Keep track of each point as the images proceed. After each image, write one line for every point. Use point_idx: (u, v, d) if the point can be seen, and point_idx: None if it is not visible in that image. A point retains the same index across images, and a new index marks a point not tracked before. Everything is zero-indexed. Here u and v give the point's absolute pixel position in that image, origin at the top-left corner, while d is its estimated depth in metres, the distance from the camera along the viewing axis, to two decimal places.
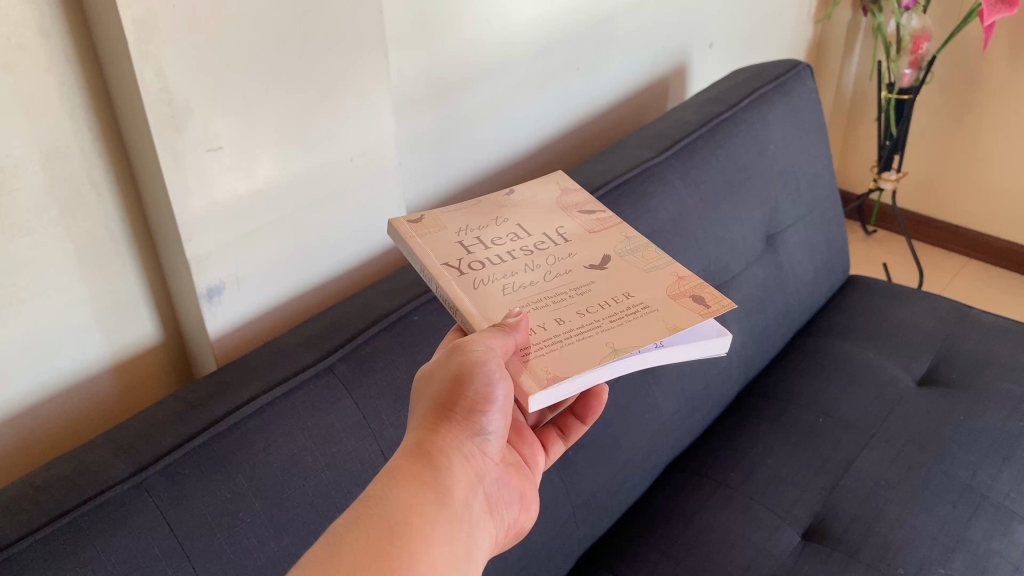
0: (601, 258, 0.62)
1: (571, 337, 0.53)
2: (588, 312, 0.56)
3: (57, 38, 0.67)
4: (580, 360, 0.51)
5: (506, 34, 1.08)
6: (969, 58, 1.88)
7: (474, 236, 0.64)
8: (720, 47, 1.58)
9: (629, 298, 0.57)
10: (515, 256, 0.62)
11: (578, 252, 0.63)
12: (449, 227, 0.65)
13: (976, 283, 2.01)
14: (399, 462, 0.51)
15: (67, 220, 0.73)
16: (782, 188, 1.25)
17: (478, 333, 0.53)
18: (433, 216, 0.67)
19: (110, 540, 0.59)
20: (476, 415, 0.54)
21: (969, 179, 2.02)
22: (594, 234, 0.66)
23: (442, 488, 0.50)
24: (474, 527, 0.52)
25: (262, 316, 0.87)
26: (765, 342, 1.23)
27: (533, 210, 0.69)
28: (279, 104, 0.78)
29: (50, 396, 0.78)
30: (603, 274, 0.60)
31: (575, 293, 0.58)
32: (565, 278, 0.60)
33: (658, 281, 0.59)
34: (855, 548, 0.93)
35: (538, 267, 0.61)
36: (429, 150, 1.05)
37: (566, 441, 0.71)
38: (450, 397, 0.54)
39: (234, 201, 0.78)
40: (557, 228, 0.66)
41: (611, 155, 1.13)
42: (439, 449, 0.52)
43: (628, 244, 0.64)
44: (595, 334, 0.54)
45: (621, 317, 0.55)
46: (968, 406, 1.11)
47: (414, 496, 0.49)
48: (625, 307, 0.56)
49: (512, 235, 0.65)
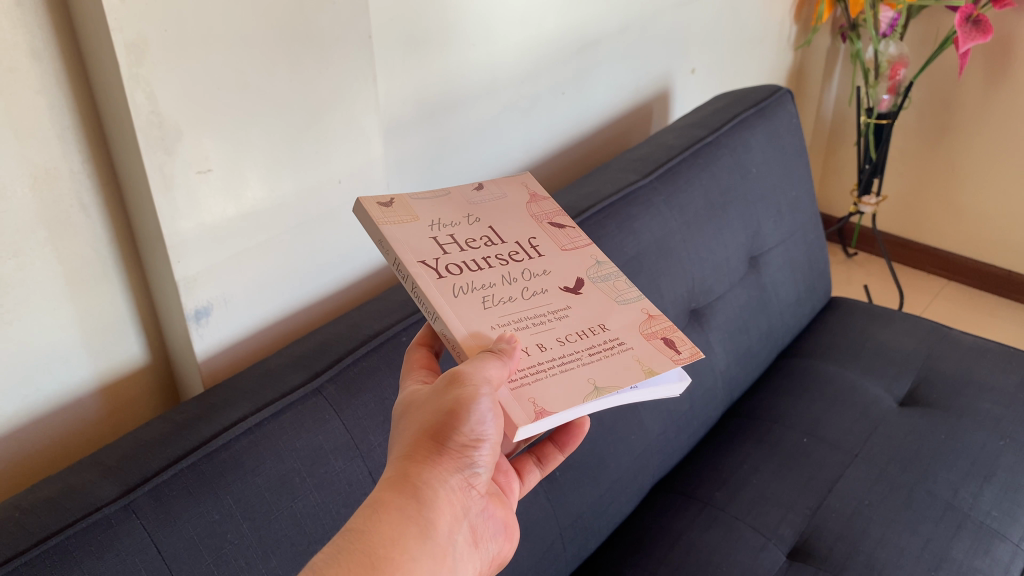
0: (575, 281, 0.64)
1: (554, 367, 0.54)
2: (566, 340, 0.57)
3: (49, 60, 0.68)
4: (564, 396, 0.52)
5: (492, 60, 1.10)
6: (946, 84, 1.92)
7: (448, 233, 0.63)
8: (703, 71, 1.61)
9: (604, 330, 0.59)
10: (492, 264, 0.62)
11: (551, 270, 0.64)
12: (421, 219, 0.64)
13: (954, 305, 2.04)
14: (383, 492, 0.51)
15: (55, 242, 0.73)
16: (764, 211, 1.27)
17: (472, 363, 0.51)
18: (403, 204, 0.65)
19: (97, 563, 0.58)
20: (469, 448, 0.53)
21: (946, 202, 2.05)
22: (566, 252, 0.67)
23: (426, 523, 0.50)
24: (456, 561, 0.53)
25: (250, 337, 0.87)
26: (749, 362, 1.24)
27: (502, 211, 0.69)
28: (269, 127, 0.79)
29: (37, 417, 0.78)
30: (579, 299, 0.61)
31: (553, 317, 0.59)
32: (542, 298, 0.60)
33: (630, 316, 0.61)
34: (839, 567, 0.94)
35: (515, 280, 0.61)
36: (417, 172, 1.06)
37: (543, 469, 0.70)
38: (441, 429, 0.53)
39: (222, 223, 0.78)
40: (529, 238, 0.67)
41: (598, 178, 1.15)
42: (426, 483, 0.51)
43: (599, 269, 0.66)
44: (576, 367, 0.55)
45: (599, 351, 0.57)
46: (949, 425, 1.13)
47: (398, 530, 0.49)
48: (602, 340, 0.58)
49: (486, 238, 0.65)
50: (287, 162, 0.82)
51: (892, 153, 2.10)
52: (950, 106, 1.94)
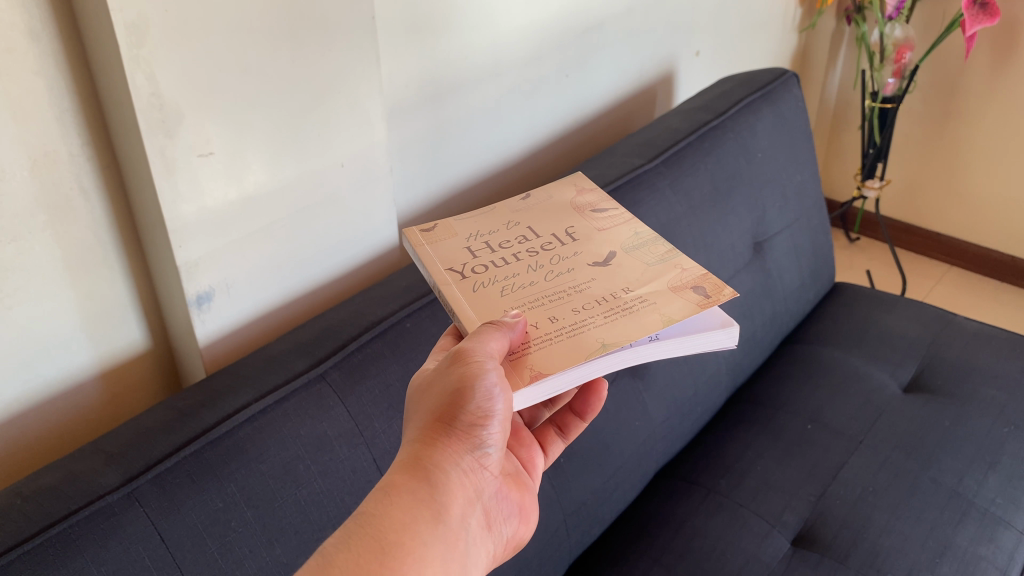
0: (608, 254, 0.62)
1: (563, 334, 0.53)
2: (583, 309, 0.55)
3: (47, 41, 0.67)
4: (565, 357, 0.51)
5: (496, 41, 1.08)
6: (952, 68, 1.90)
7: (483, 241, 0.64)
8: (708, 53, 1.59)
9: (628, 292, 0.57)
10: (520, 257, 0.62)
11: (584, 250, 0.62)
12: (460, 233, 0.65)
13: (957, 290, 2.04)
14: (395, 476, 0.50)
15: (55, 226, 0.72)
16: (770, 196, 1.26)
17: (476, 337, 0.51)
18: (445, 225, 0.66)
19: (100, 551, 0.58)
20: (477, 429, 0.52)
21: (951, 186, 2.04)
22: (604, 232, 0.65)
23: (438, 506, 0.50)
24: (469, 544, 0.52)
25: (253, 323, 0.87)
26: (753, 348, 1.24)
27: (546, 211, 0.68)
28: (271, 110, 0.78)
29: (37, 403, 0.77)
30: (606, 270, 0.60)
31: (574, 290, 0.58)
32: (567, 276, 0.59)
33: (661, 274, 0.59)
34: (844, 554, 0.93)
35: (542, 266, 0.60)
36: (420, 157, 1.04)
37: (566, 439, 0.70)
38: (450, 410, 0.52)
39: (225, 207, 0.77)
40: (566, 228, 0.66)
41: (602, 162, 1.14)
42: (436, 464, 0.51)
43: (636, 239, 0.64)
44: (586, 330, 0.53)
45: (617, 312, 0.55)
46: (953, 412, 1.12)
47: (410, 513, 0.49)
48: (623, 302, 0.56)
49: (521, 237, 0.64)
50: (289, 146, 0.81)
51: (898, 135, 2.08)
52: (956, 90, 1.92)
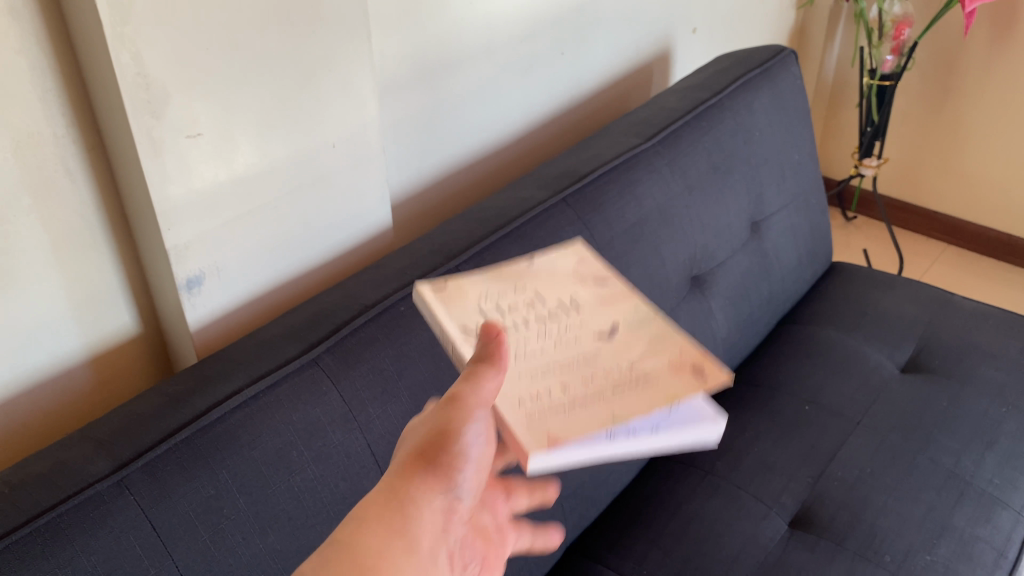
0: (614, 325, 0.53)
1: (566, 408, 0.46)
2: (594, 388, 0.48)
3: (28, 19, 0.65)
4: (578, 428, 0.44)
5: (490, 18, 1.06)
6: (951, 44, 1.88)
7: (495, 305, 0.55)
8: (705, 30, 1.57)
9: (638, 373, 0.49)
10: (529, 325, 0.53)
11: (591, 317, 0.54)
12: (471, 295, 0.55)
13: (953, 269, 2.03)
14: (368, 507, 0.46)
15: (40, 209, 0.71)
16: (767, 175, 1.25)
17: (471, 372, 0.47)
18: (457, 283, 0.56)
19: (90, 541, 0.57)
20: (458, 470, 0.48)
21: (949, 164, 2.03)
22: (612, 301, 0.56)
23: (412, 540, 0.46)
24: None
25: (244, 306, 0.86)
26: (749, 329, 1.23)
27: (553, 276, 0.58)
28: (261, 89, 0.76)
29: (26, 389, 0.76)
30: (613, 344, 0.51)
31: (585, 366, 0.50)
32: (576, 349, 0.51)
33: (669, 350, 0.50)
34: (842, 535, 0.93)
35: (551, 336, 0.52)
36: (413, 136, 1.03)
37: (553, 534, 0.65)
38: (432, 444, 0.48)
39: (214, 188, 0.76)
40: (573, 291, 0.57)
41: (598, 142, 1.12)
42: (414, 505, 0.46)
43: (645, 314, 0.54)
44: (590, 408, 0.46)
45: (623, 390, 0.47)
46: (951, 392, 1.12)
47: (384, 544, 0.45)
48: (631, 380, 0.48)
49: (529, 302, 0.55)
50: (279, 125, 0.80)
51: (895, 113, 2.07)
52: (955, 67, 1.90)
